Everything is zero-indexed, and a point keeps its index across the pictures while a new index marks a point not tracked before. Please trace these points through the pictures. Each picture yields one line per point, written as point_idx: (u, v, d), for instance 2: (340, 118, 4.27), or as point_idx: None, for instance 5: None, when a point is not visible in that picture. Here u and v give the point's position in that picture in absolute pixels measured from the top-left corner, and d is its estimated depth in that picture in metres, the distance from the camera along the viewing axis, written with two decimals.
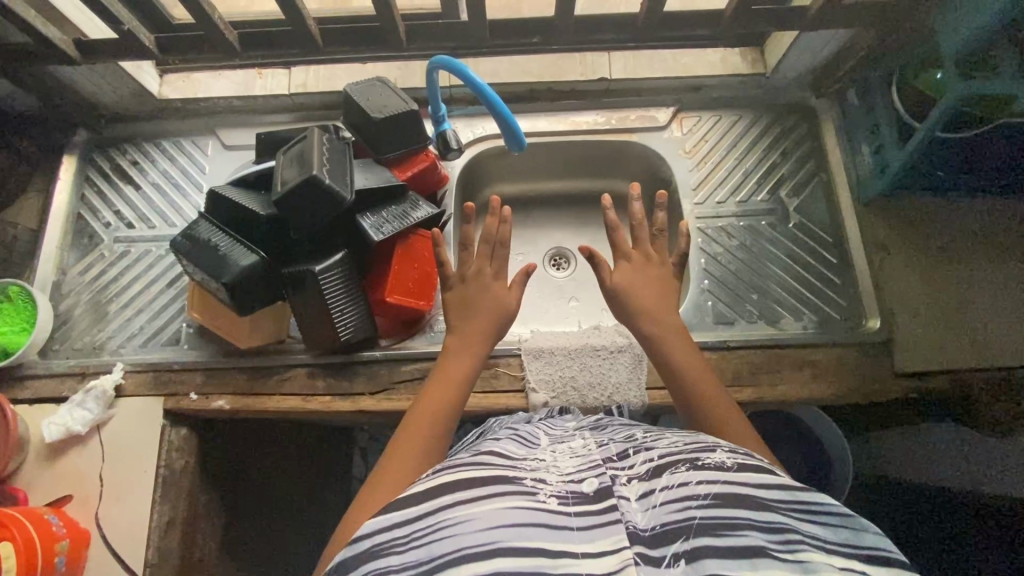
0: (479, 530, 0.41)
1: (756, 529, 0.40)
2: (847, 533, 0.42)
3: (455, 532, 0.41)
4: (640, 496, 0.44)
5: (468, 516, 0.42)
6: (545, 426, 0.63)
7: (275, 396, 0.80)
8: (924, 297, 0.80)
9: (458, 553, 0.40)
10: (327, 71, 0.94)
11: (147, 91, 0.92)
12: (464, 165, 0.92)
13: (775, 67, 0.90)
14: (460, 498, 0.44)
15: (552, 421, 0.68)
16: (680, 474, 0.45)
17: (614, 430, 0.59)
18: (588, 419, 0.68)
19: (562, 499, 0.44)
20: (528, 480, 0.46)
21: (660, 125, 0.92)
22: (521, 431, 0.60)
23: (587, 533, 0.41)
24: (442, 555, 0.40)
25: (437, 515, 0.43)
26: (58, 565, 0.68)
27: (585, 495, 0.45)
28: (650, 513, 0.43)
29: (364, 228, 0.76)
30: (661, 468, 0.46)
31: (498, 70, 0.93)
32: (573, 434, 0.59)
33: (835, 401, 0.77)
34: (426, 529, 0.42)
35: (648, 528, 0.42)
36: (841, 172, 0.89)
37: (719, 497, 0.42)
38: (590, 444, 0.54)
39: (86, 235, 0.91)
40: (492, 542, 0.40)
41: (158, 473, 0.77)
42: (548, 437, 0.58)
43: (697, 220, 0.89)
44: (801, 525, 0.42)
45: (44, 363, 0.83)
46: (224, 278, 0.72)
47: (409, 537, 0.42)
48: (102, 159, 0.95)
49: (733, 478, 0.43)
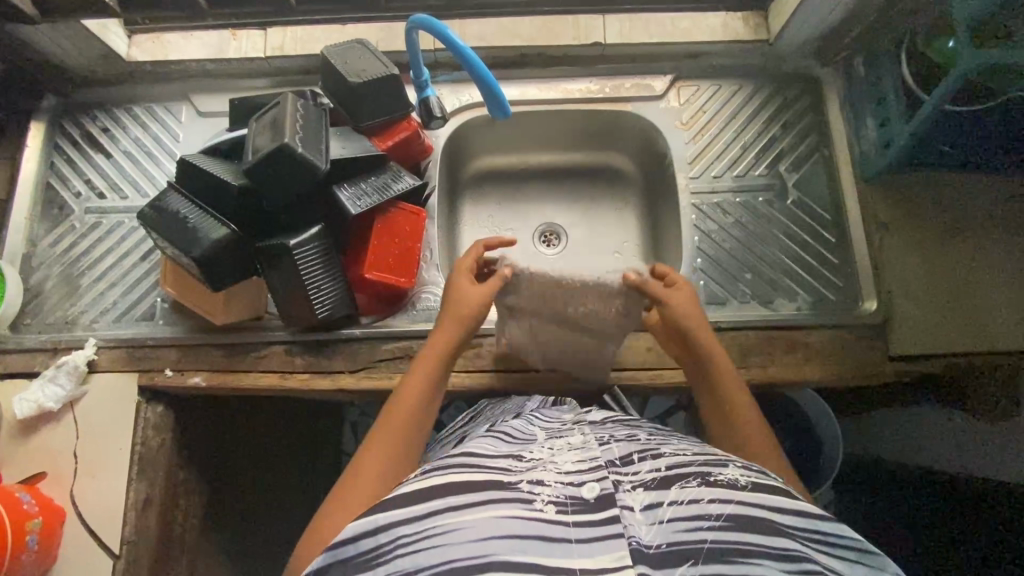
0: (469, 541, 0.40)
1: (770, 558, 0.40)
2: (865, 569, 0.43)
3: (446, 540, 0.41)
4: (645, 507, 0.43)
5: (460, 524, 0.41)
6: (540, 417, 0.61)
7: (252, 374, 0.78)
8: (925, 279, 0.77)
9: (448, 565, 0.39)
10: (305, 32, 0.89)
11: (113, 53, 0.86)
12: (449, 135, 0.88)
13: (779, 34, 0.85)
14: (452, 503, 0.43)
15: (546, 410, 0.66)
16: (691, 489, 0.44)
17: (613, 426, 0.57)
18: (584, 410, 0.65)
19: (560, 506, 0.43)
20: (525, 484, 0.45)
21: (656, 94, 0.88)
22: (514, 424, 0.58)
23: (586, 546, 0.41)
24: (432, 566, 0.40)
25: (428, 521, 0.42)
26: (30, 544, 0.67)
27: (585, 501, 0.43)
28: (656, 528, 0.42)
29: (342, 202, 0.73)
30: (669, 480, 0.45)
31: (485, 33, 0.87)
32: (572, 425, 0.57)
33: (824, 383, 0.75)
34: (413, 535, 0.41)
35: (652, 545, 0.41)
36: (845, 149, 0.85)
37: (731, 519, 0.42)
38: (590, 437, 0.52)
39: (55, 205, 0.87)
40: (486, 555, 0.39)
41: (134, 451, 0.76)
42: (544, 429, 0.56)
43: (691, 196, 0.85)
44: (818, 556, 0.42)
45: (15, 337, 0.80)
46: (193, 253, 0.69)
47: (394, 544, 0.41)
48: (71, 125, 0.91)
49: (747, 500, 0.43)
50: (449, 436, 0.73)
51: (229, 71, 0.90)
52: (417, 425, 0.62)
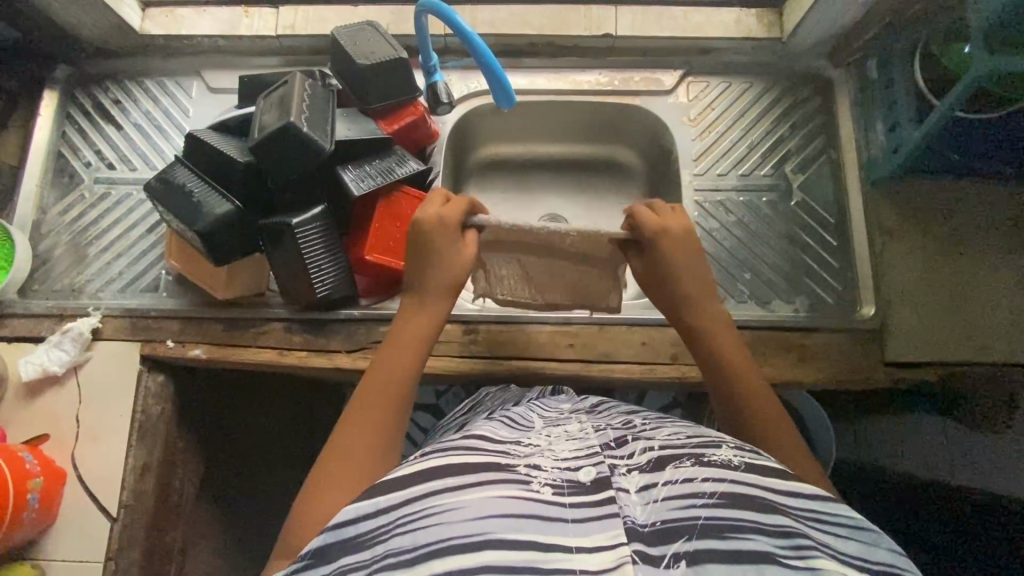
0: (467, 519, 0.41)
1: (763, 534, 0.40)
2: (859, 546, 0.43)
3: (443, 518, 0.41)
4: (640, 489, 0.44)
5: (459, 503, 0.42)
6: (538, 407, 0.62)
7: (251, 349, 0.79)
8: (923, 288, 0.77)
9: (446, 543, 0.39)
10: (316, 13, 0.89)
11: (127, 25, 0.87)
12: (456, 121, 0.88)
13: (793, 32, 0.84)
14: (450, 484, 0.44)
15: (545, 400, 0.66)
16: (684, 470, 0.45)
17: (609, 415, 0.59)
18: (585, 400, 0.66)
19: (557, 488, 0.44)
20: (523, 466, 0.46)
21: (665, 89, 0.88)
22: (514, 413, 0.59)
23: (582, 526, 0.41)
24: (427, 543, 0.40)
25: (428, 501, 0.43)
26: (30, 502, 0.69)
27: (582, 484, 0.44)
28: (650, 508, 0.43)
29: (345, 182, 0.73)
30: (664, 461, 0.46)
31: (496, 20, 0.87)
32: (569, 417, 0.58)
33: (818, 385, 0.75)
34: (413, 514, 0.42)
35: (647, 523, 0.41)
36: (852, 152, 0.84)
37: (724, 496, 0.43)
38: (586, 428, 0.53)
39: (66, 174, 0.89)
40: (482, 534, 0.40)
41: (134, 417, 0.77)
42: (542, 419, 0.57)
43: (695, 192, 0.85)
44: (810, 531, 0.43)
45: (23, 302, 0.82)
46: (196, 226, 0.70)
47: (393, 523, 0.42)
48: (83, 96, 0.92)
49: (740, 478, 0.44)
50: (449, 424, 0.74)
51: (240, 48, 0.91)
52: (398, 399, 0.58)
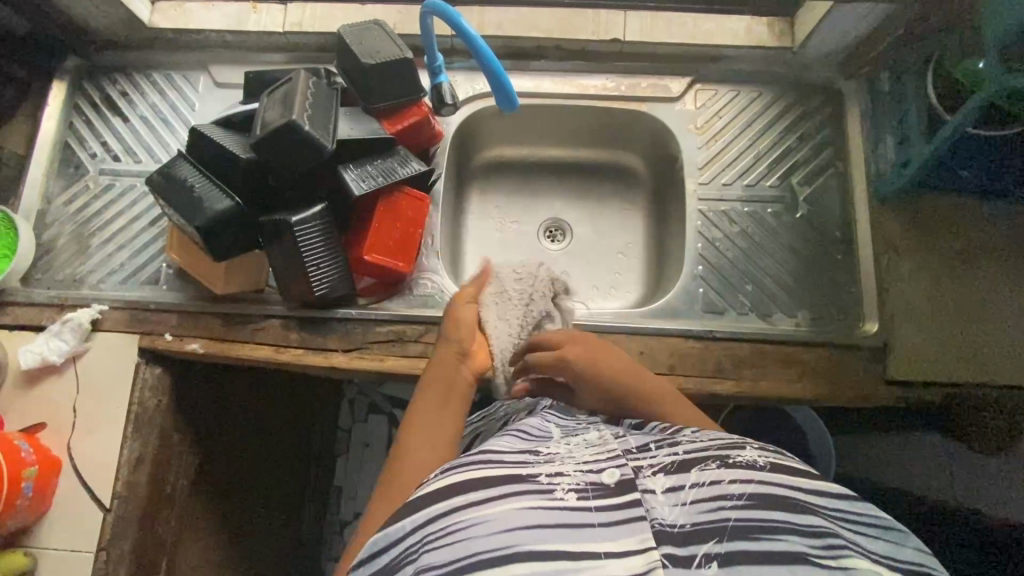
0: (492, 533, 0.40)
1: (796, 534, 0.40)
2: (887, 544, 0.43)
3: (469, 533, 0.41)
4: (667, 490, 0.44)
5: (483, 517, 0.42)
6: (555, 418, 0.62)
7: (248, 344, 0.79)
8: (928, 305, 0.76)
9: (474, 558, 0.40)
10: (323, 10, 0.88)
11: (136, 18, 0.87)
12: (460, 123, 0.88)
13: (804, 42, 0.83)
14: (475, 498, 0.43)
15: (560, 410, 0.67)
16: (710, 471, 0.44)
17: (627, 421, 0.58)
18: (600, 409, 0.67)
19: (581, 493, 0.43)
20: (543, 475, 0.45)
21: (673, 96, 0.87)
22: (530, 422, 0.59)
23: (609, 530, 0.41)
24: (456, 560, 0.40)
25: (455, 517, 0.42)
26: (25, 491, 0.70)
27: (606, 486, 0.44)
28: (679, 510, 0.42)
29: (346, 181, 0.73)
30: (689, 463, 0.46)
31: (504, 21, 0.86)
32: (587, 427, 0.58)
33: (818, 401, 0.74)
34: (439, 531, 0.42)
35: (677, 524, 0.41)
36: (860, 163, 0.82)
37: (753, 498, 0.42)
38: (606, 436, 0.52)
39: (72, 164, 0.89)
40: (510, 547, 0.39)
41: (130, 408, 0.78)
42: (560, 428, 0.57)
43: (699, 202, 0.84)
44: (843, 530, 0.42)
45: (25, 291, 0.83)
46: (195, 222, 0.70)
47: (421, 542, 0.42)
48: (91, 87, 0.92)
49: (767, 478, 0.43)
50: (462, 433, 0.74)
51: (247, 44, 0.91)
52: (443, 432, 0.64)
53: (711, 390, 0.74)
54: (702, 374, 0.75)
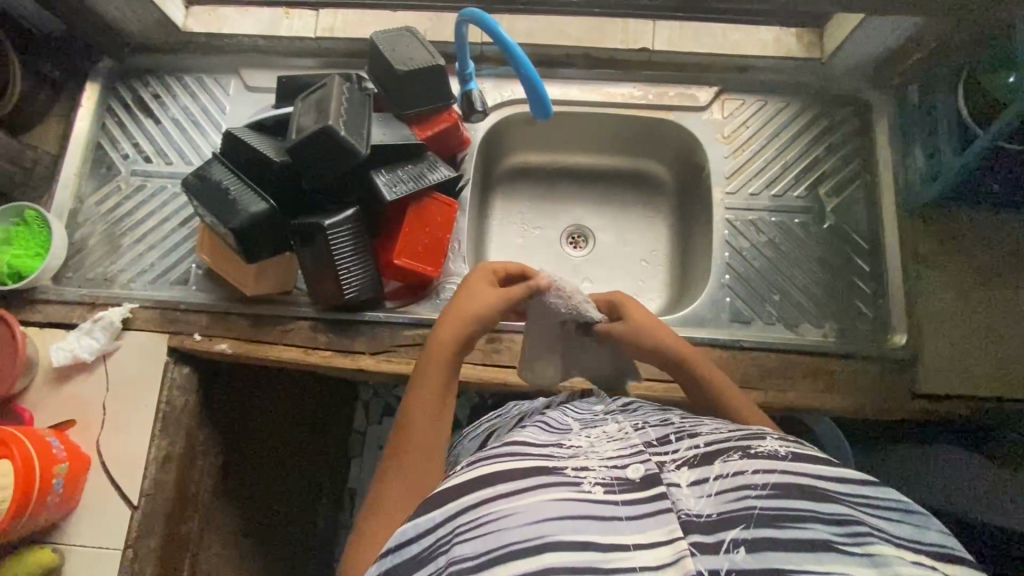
0: (522, 525, 0.40)
1: (820, 522, 0.39)
2: (910, 529, 0.41)
3: (499, 524, 0.40)
4: (692, 483, 0.43)
5: (514, 509, 0.41)
6: (573, 411, 0.63)
7: (276, 346, 0.80)
8: (955, 317, 0.76)
9: (507, 549, 0.39)
10: (355, 16, 0.90)
11: (171, 22, 0.88)
12: (488, 129, 0.89)
13: (834, 53, 0.83)
14: (502, 491, 0.43)
15: (577, 404, 0.67)
16: (734, 462, 0.44)
17: (646, 412, 0.59)
18: (616, 401, 0.66)
19: (608, 487, 0.43)
20: (570, 469, 0.45)
21: (700, 105, 0.87)
22: (548, 417, 0.60)
23: (638, 522, 0.41)
24: (488, 551, 0.39)
25: (484, 507, 0.42)
26: (55, 487, 0.71)
27: (631, 481, 0.44)
28: (705, 500, 0.42)
29: (377, 187, 0.74)
30: (712, 455, 0.45)
31: (533, 29, 0.87)
32: (604, 419, 0.58)
33: (845, 413, 0.74)
34: (469, 523, 0.41)
35: (704, 513, 0.41)
36: (888, 175, 0.82)
37: (777, 486, 0.41)
38: (626, 428, 0.53)
39: (104, 164, 0.90)
40: (540, 537, 0.39)
41: (158, 407, 0.79)
42: (578, 422, 0.58)
43: (726, 211, 0.84)
44: (866, 517, 0.41)
45: (56, 289, 0.84)
46: (231, 223, 0.70)
47: (452, 532, 0.42)
48: (124, 89, 0.93)
49: (790, 467, 0.42)
50: (475, 434, 0.74)
51: (278, 49, 0.92)
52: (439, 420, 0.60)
53: None
54: None
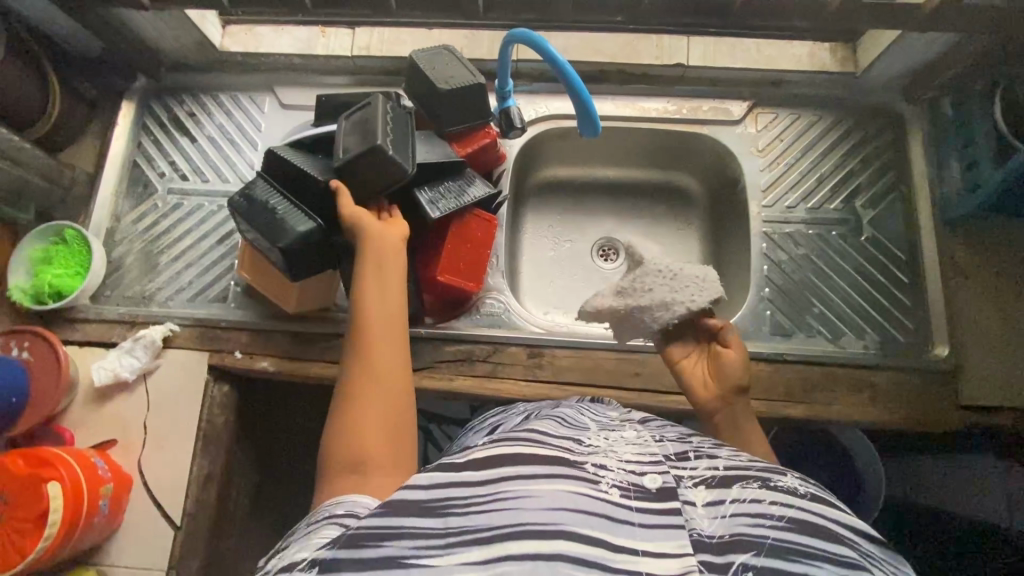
0: (541, 508, 0.40)
1: (829, 562, 0.38)
2: None
3: (519, 504, 0.40)
4: (708, 503, 0.43)
5: (534, 491, 0.41)
6: (590, 411, 0.59)
7: (317, 363, 0.80)
8: (996, 328, 0.76)
9: (520, 527, 0.39)
10: (391, 35, 0.91)
11: (209, 42, 0.90)
12: (523, 144, 0.89)
13: (868, 68, 0.84)
14: (524, 473, 0.42)
15: (592, 405, 0.62)
16: (751, 490, 0.44)
17: (663, 428, 0.56)
18: (634, 412, 0.60)
19: (624, 491, 0.42)
20: (589, 465, 0.44)
21: (733, 119, 0.87)
22: (563, 413, 0.57)
23: (649, 531, 0.40)
24: (503, 527, 0.39)
25: (506, 485, 0.41)
26: (101, 508, 0.71)
27: (648, 490, 0.43)
28: (719, 521, 0.42)
29: (421, 204, 0.74)
30: (730, 479, 0.45)
31: (568, 47, 0.88)
32: (623, 424, 0.55)
33: (891, 426, 0.74)
34: (487, 495, 0.40)
35: (715, 535, 0.41)
36: (924, 187, 0.83)
37: (792, 521, 0.41)
38: (645, 436, 0.51)
39: (141, 183, 0.91)
40: (556, 523, 0.39)
41: (200, 426, 0.79)
42: (595, 422, 0.55)
43: (763, 224, 0.85)
44: (872, 566, 0.40)
45: (95, 308, 0.84)
46: (281, 243, 0.70)
47: (468, 500, 0.40)
48: (159, 107, 0.94)
49: (808, 507, 0.42)
50: (480, 427, 0.67)
51: (314, 67, 0.93)
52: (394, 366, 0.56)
53: (781, 414, 0.74)
54: (773, 398, 0.75)
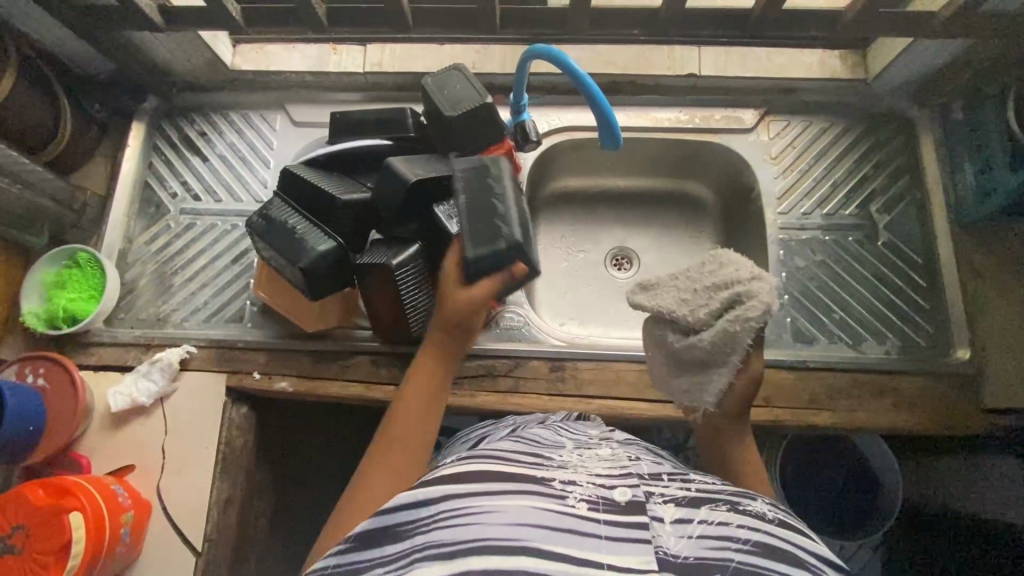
0: (506, 523, 0.39)
1: None
2: None
3: (483, 519, 0.40)
4: (676, 520, 0.42)
5: (500, 506, 0.40)
6: (566, 430, 0.58)
7: (337, 382, 0.79)
8: (1016, 330, 0.77)
9: (483, 542, 0.38)
10: (402, 50, 0.91)
11: (221, 61, 0.89)
12: (537, 156, 0.89)
13: (879, 74, 0.84)
14: (488, 489, 0.42)
15: (570, 425, 0.62)
16: (720, 512, 0.43)
17: (638, 449, 0.55)
18: (612, 431, 0.60)
19: (593, 504, 0.42)
20: (556, 481, 0.44)
21: (746, 127, 0.88)
22: (537, 432, 0.56)
23: (615, 544, 0.39)
24: (465, 542, 0.39)
25: (473, 500, 0.41)
26: (123, 537, 0.70)
27: (617, 503, 0.42)
28: (685, 541, 0.40)
29: (439, 218, 0.71)
30: (699, 500, 0.44)
31: (580, 59, 0.89)
32: (599, 442, 0.54)
33: (915, 430, 0.74)
34: (453, 509, 0.41)
35: (680, 555, 0.39)
36: (938, 191, 0.83)
37: (758, 545, 0.40)
38: (619, 455, 0.50)
39: (153, 204, 0.90)
40: (518, 539, 0.38)
41: (219, 449, 0.77)
42: (571, 441, 0.54)
43: (779, 230, 0.85)
44: None
45: (109, 332, 0.83)
46: (301, 263, 0.70)
47: (434, 517, 0.41)
48: (169, 127, 0.93)
49: (776, 532, 0.42)
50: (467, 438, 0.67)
51: (326, 84, 0.93)
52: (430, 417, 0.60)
53: (807, 421, 0.74)
54: (797, 406, 0.75)
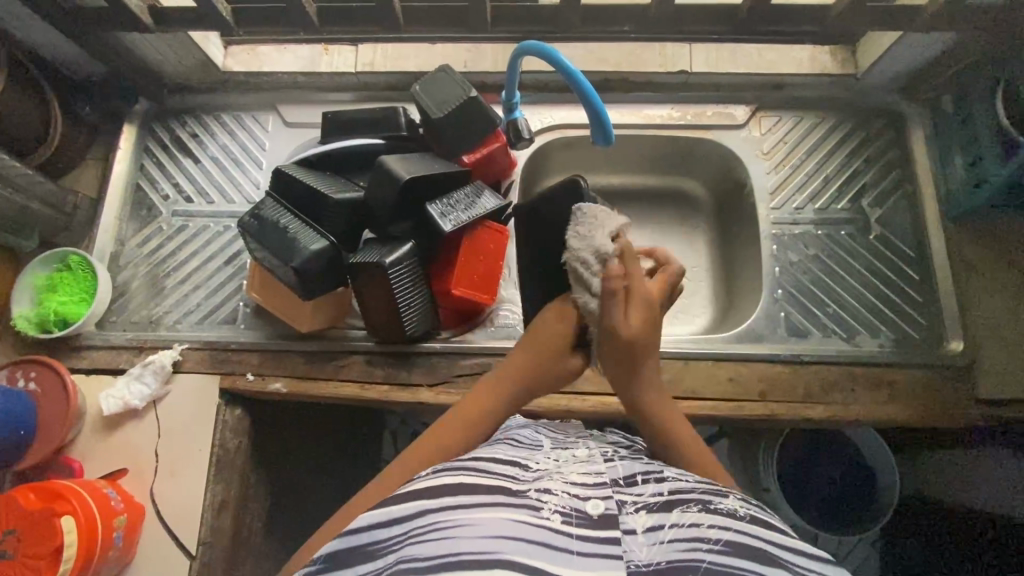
0: (481, 536, 0.38)
1: None
2: None
3: (457, 533, 0.39)
4: (648, 528, 0.42)
5: (475, 520, 0.40)
6: (547, 431, 0.58)
7: (331, 382, 0.78)
8: (1007, 322, 0.77)
9: (455, 558, 0.37)
10: (394, 50, 0.91)
11: (212, 63, 0.89)
12: (530, 154, 0.89)
13: (868, 69, 0.85)
14: (463, 502, 0.41)
15: (556, 426, 0.62)
16: (691, 515, 0.43)
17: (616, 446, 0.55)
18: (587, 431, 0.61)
19: (566, 517, 0.41)
20: (532, 491, 0.43)
21: (738, 123, 0.88)
22: (516, 435, 0.55)
23: (587, 560, 0.39)
24: (436, 557, 0.38)
25: (447, 515, 0.40)
26: (116, 540, 0.69)
27: (589, 517, 0.41)
28: (656, 548, 0.40)
29: (432, 217, 0.71)
30: (672, 503, 0.44)
31: (572, 57, 0.89)
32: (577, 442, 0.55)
33: (910, 423, 0.74)
34: (425, 526, 0.40)
35: (652, 563, 0.39)
36: (929, 185, 0.84)
37: (729, 544, 0.40)
38: (595, 455, 0.50)
39: (145, 206, 0.90)
40: (494, 552, 0.37)
41: (213, 450, 0.77)
42: (550, 442, 0.54)
43: (772, 225, 0.85)
44: None
45: (101, 335, 0.82)
46: (294, 263, 0.69)
47: (407, 534, 0.40)
48: (160, 129, 0.93)
49: (747, 529, 0.42)
50: None
51: (318, 84, 0.93)
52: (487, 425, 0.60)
53: (803, 415, 0.74)
54: (792, 400, 0.75)
